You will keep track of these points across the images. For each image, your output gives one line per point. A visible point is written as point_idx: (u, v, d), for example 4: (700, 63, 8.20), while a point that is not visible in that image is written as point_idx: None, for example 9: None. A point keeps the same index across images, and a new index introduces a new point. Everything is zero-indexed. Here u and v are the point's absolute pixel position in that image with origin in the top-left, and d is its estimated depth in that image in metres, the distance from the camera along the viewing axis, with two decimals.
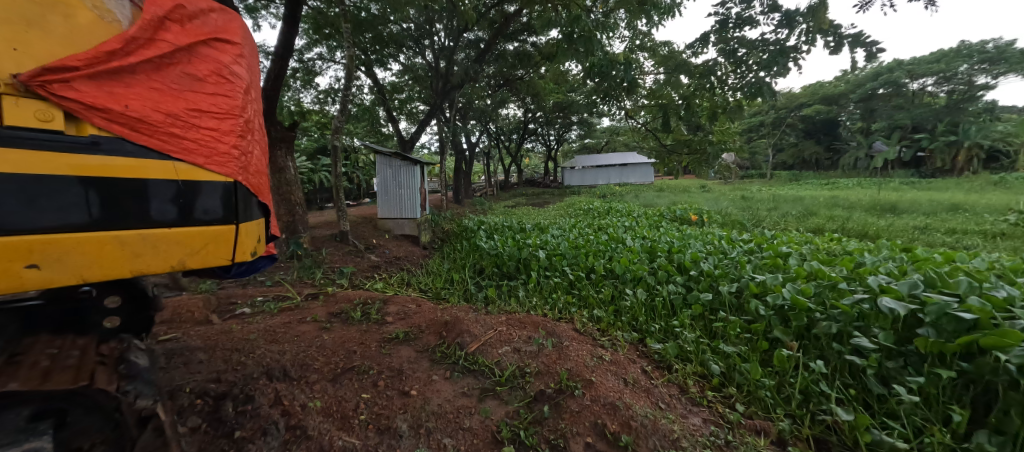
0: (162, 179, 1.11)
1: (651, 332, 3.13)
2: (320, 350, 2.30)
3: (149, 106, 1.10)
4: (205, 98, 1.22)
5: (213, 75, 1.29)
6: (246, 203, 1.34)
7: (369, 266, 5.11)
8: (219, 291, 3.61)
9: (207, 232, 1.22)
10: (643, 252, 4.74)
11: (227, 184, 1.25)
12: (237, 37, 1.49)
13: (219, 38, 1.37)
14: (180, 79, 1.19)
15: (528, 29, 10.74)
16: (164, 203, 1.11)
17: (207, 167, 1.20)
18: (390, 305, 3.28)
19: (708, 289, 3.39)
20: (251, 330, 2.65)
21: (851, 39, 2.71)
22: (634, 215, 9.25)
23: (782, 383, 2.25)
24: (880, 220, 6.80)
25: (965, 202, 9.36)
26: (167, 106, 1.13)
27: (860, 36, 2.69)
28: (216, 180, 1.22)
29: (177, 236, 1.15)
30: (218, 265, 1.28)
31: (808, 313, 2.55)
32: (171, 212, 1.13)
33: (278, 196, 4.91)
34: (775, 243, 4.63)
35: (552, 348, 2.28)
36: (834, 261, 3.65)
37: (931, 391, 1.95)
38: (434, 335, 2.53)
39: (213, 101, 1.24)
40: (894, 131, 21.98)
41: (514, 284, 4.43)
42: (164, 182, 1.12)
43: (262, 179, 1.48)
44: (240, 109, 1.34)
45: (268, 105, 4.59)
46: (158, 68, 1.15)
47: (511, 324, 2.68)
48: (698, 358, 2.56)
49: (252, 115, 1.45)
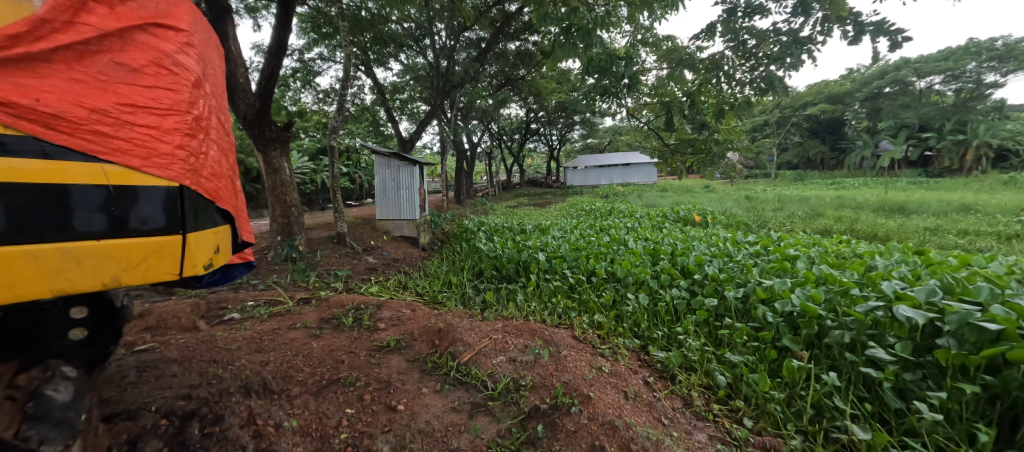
0: (89, 185, 1.00)
1: (654, 339, 3.02)
2: (306, 359, 2.20)
3: (69, 100, 1.01)
4: (141, 91, 1.18)
5: (151, 66, 1.24)
6: (195, 210, 1.25)
7: (366, 269, 5.02)
8: (210, 295, 3.52)
9: (147, 244, 1.11)
10: (645, 254, 4.62)
11: (169, 188, 1.17)
12: (179, 24, 1.44)
13: (157, 23, 1.33)
14: (108, 70, 1.13)
15: (529, 28, 10.65)
16: (92, 212, 0.99)
17: (144, 170, 1.11)
18: (383, 310, 3.18)
19: (713, 293, 3.28)
20: (238, 337, 2.55)
21: (871, 28, 2.58)
22: (637, 215, 9.12)
23: (792, 396, 2.13)
24: (889, 221, 6.64)
25: (975, 202, 9.19)
26: (92, 101, 1.05)
27: (883, 24, 2.54)
28: (155, 184, 1.14)
29: (109, 250, 1.03)
30: (162, 280, 1.17)
31: (818, 320, 2.44)
32: (100, 222, 1.01)
33: (273, 197, 4.81)
34: (782, 245, 4.50)
35: (550, 358, 2.17)
36: (844, 265, 3.52)
37: (953, 407, 1.83)
38: (427, 343, 2.43)
39: (152, 95, 1.20)
40: (900, 131, 21.71)
41: (512, 288, 4.32)
42: (90, 187, 1.00)
43: (215, 182, 1.42)
44: (185, 104, 1.31)
45: (262, 104, 4.50)
46: (81, 57, 1.07)
47: (508, 331, 2.57)
48: (702, 368, 2.44)
49: (200, 109, 1.41)
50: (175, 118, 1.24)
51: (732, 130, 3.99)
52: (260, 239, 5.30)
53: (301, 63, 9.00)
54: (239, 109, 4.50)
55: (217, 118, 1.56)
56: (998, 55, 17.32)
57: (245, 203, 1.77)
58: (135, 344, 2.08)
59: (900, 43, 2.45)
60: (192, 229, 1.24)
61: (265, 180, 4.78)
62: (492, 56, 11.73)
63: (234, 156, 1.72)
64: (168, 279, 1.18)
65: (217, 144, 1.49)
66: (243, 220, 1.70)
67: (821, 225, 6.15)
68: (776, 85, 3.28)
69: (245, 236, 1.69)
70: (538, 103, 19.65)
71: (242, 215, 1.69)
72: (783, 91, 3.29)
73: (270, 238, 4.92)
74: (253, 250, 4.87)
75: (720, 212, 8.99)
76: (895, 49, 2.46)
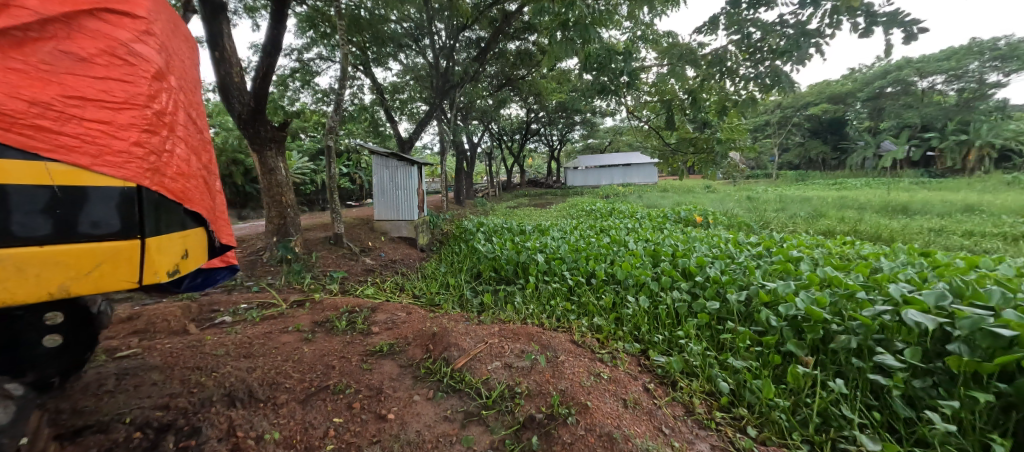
0: (30, 185, 0.93)
1: (655, 343, 2.96)
2: (296, 365, 2.14)
3: (5, 91, 0.95)
4: (90, 82, 1.12)
5: (104, 55, 1.18)
6: (157, 212, 1.19)
7: (363, 270, 4.96)
8: (202, 297, 3.46)
9: (100, 249, 1.04)
10: (646, 256, 4.55)
11: (126, 189, 1.10)
12: (138, 11, 1.37)
13: (111, 10, 1.26)
14: (51, 59, 1.06)
15: (529, 28, 10.58)
16: (34, 215, 0.93)
17: (96, 169, 1.05)
18: (378, 313, 3.12)
19: (714, 296, 3.22)
20: (228, 341, 2.49)
21: (885, 19, 2.50)
22: (638, 215, 9.05)
23: (797, 404, 2.06)
24: (893, 222, 6.56)
25: (979, 202, 9.10)
26: (32, 93, 0.99)
27: (896, 15, 2.46)
28: (109, 185, 1.07)
29: (54, 256, 0.97)
30: (117, 289, 1.11)
31: (824, 324, 2.37)
32: (42, 227, 0.95)
33: (269, 197, 4.75)
34: (785, 247, 4.43)
35: (546, 364, 2.10)
36: (848, 267, 3.45)
37: (965, 416, 1.76)
38: (421, 348, 2.36)
39: (102, 87, 1.14)
40: (902, 131, 21.59)
41: (511, 289, 4.25)
42: (32, 188, 0.94)
43: (182, 181, 1.36)
44: (142, 97, 1.24)
45: (256, 104, 4.44)
46: (21, 43, 1.01)
47: (504, 335, 2.50)
48: (704, 373, 2.38)
49: (163, 102, 1.35)
50: (131, 112, 1.18)
51: (734, 128, 3.91)
52: (256, 240, 5.24)
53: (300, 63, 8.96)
54: (233, 108, 4.44)
55: (185, 113, 1.50)
56: (1001, 55, 17.22)
57: (221, 203, 1.72)
58: (118, 350, 2.01)
59: (915, 35, 2.36)
60: (154, 233, 1.18)
61: (261, 180, 4.71)
62: (492, 56, 11.67)
63: (207, 154, 1.66)
64: (126, 287, 1.13)
65: (184, 140, 1.44)
66: (220, 220, 1.64)
67: (824, 226, 6.08)
68: (782, 81, 3.15)
69: (222, 238, 1.64)
70: (538, 103, 19.59)
71: (218, 215, 1.64)
72: (790, 88, 3.15)
73: (266, 240, 4.86)
74: (249, 252, 4.81)
75: (722, 212, 8.91)
76: (910, 41, 2.37)
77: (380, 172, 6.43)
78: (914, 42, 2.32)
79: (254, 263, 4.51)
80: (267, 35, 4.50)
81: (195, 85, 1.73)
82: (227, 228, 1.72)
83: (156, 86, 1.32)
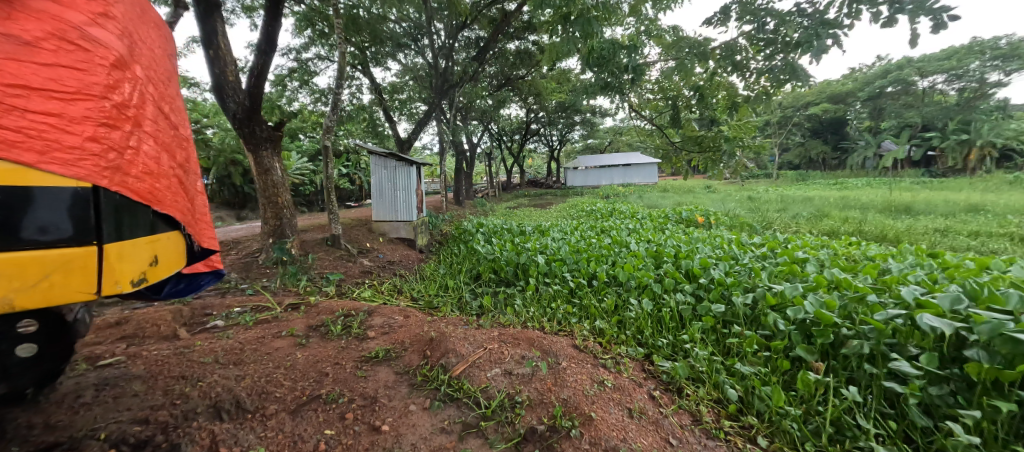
0: None
1: (659, 348, 2.88)
2: (288, 372, 2.06)
3: None
4: (37, 69, 1.03)
5: (53, 40, 1.09)
6: (118, 213, 1.11)
7: (360, 272, 4.88)
8: (195, 300, 3.38)
9: (50, 258, 0.93)
10: (648, 257, 4.48)
11: (79, 188, 1.00)
12: None
13: None
14: None
15: (529, 27, 10.51)
16: None
17: (42, 166, 0.94)
18: (374, 317, 3.04)
19: (719, 298, 3.15)
20: (218, 346, 2.41)
21: (911, 7, 2.42)
22: (639, 216, 8.98)
23: (809, 412, 1.99)
24: (897, 222, 6.49)
25: (981, 202, 9.03)
26: None
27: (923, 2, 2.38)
28: (59, 183, 0.96)
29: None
30: (73, 301, 1.00)
31: (833, 328, 2.29)
32: None
33: (264, 198, 4.67)
34: (789, 247, 4.35)
35: (548, 371, 2.03)
36: (856, 269, 3.38)
37: (987, 426, 1.68)
38: (417, 354, 2.29)
39: (50, 74, 1.05)
40: (903, 130, 21.55)
41: (511, 292, 4.18)
42: None
43: (150, 181, 1.29)
44: (99, 87, 1.16)
45: (251, 102, 4.38)
46: None
47: (505, 340, 2.42)
48: (711, 380, 2.30)
49: (126, 93, 1.27)
50: (84, 104, 1.10)
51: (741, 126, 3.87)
52: (252, 241, 5.16)
53: (298, 63, 8.90)
54: (228, 107, 4.37)
55: (153, 107, 1.42)
56: (1002, 54, 17.16)
57: (200, 204, 1.65)
58: (101, 357, 1.93)
59: (945, 23, 2.27)
60: (114, 237, 1.08)
61: (257, 181, 4.64)
62: (492, 56, 11.61)
63: (183, 151, 1.59)
64: (83, 299, 1.02)
65: (151, 136, 1.36)
66: (198, 222, 1.57)
67: (828, 227, 6.00)
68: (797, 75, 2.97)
69: (201, 240, 1.57)
70: (538, 103, 19.53)
71: (196, 217, 1.57)
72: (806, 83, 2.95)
73: (262, 241, 4.78)
74: (244, 253, 4.73)
75: (723, 212, 8.84)
76: (940, 29, 2.27)
77: (379, 173, 6.35)
78: (944, 29, 2.23)
79: (250, 265, 4.43)
80: (261, 33, 4.44)
81: (168, 79, 1.65)
82: (207, 229, 1.66)
83: (116, 77, 1.24)
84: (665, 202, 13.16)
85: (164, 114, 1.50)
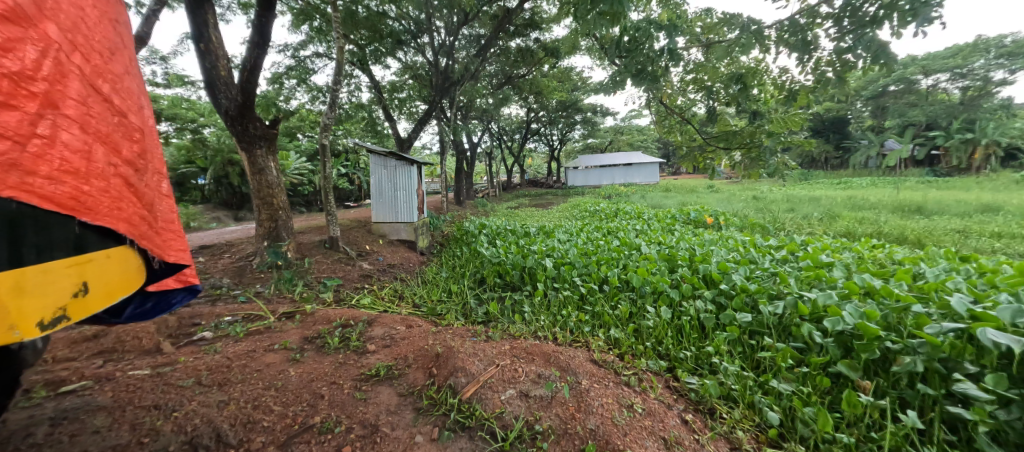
0: None
1: (681, 361, 2.68)
2: (278, 394, 1.86)
3: None
4: None
5: None
6: (17, 228, 0.82)
7: (359, 276, 4.66)
8: (183, 309, 3.17)
9: None
10: (661, 260, 4.26)
11: None
12: None
13: None
14: None
15: (531, 24, 10.29)
16: None
17: None
18: (375, 327, 2.83)
19: (742, 306, 2.96)
20: (204, 362, 2.20)
21: None
22: (645, 216, 8.79)
23: (858, 438, 1.81)
24: (912, 223, 6.31)
25: (994, 202, 8.85)
26: None
27: None
28: None
29: None
30: None
31: (877, 342, 2.11)
32: None
33: (259, 199, 4.45)
34: (810, 250, 4.13)
35: (570, 394, 1.84)
36: (887, 275, 3.17)
37: None
38: (423, 371, 2.08)
39: None
40: (907, 129, 21.36)
41: (518, 298, 3.97)
42: None
43: (69, 180, 0.95)
44: None
45: (244, 98, 4.16)
46: None
47: (517, 356, 2.23)
48: (746, 399, 2.12)
49: (35, 59, 0.93)
50: None
51: (787, 119, 3.07)
52: (247, 244, 4.94)
53: (296, 60, 8.68)
54: (220, 104, 4.14)
55: (86, 80, 1.09)
56: (1008, 52, 16.96)
57: (161, 205, 1.34)
58: (65, 382, 1.73)
59: None
60: (13, 263, 0.82)
61: (251, 181, 4.42)
62: (493, 53, 11.37)
63: (135, 140, 1.25)
64: None
65: (75, 120, 1.02)
66: (157, 230, 1.28)
67: (843, 228, 5.80)
68: (884, 58, 2.35)
69: (162, 254, 1.28)
70: (538, 102, 19.33)
71: (154, 223, 1.27)
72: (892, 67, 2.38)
73: (256, 244, 4.56)
74: (238, 256, 4.51)
75: (731, 212, 8.65)
76: None
77: (378, 172, 6.15)
78: None
79: (244, 270, 4.20)
80: (254, 27, 4.22)
81: (117, 44, 1.29)
82: (172, 236, 1.36)
83: (8, 35, 0.88)
84: (668, 202, 13.01)
85: (108, 90, 1.17)
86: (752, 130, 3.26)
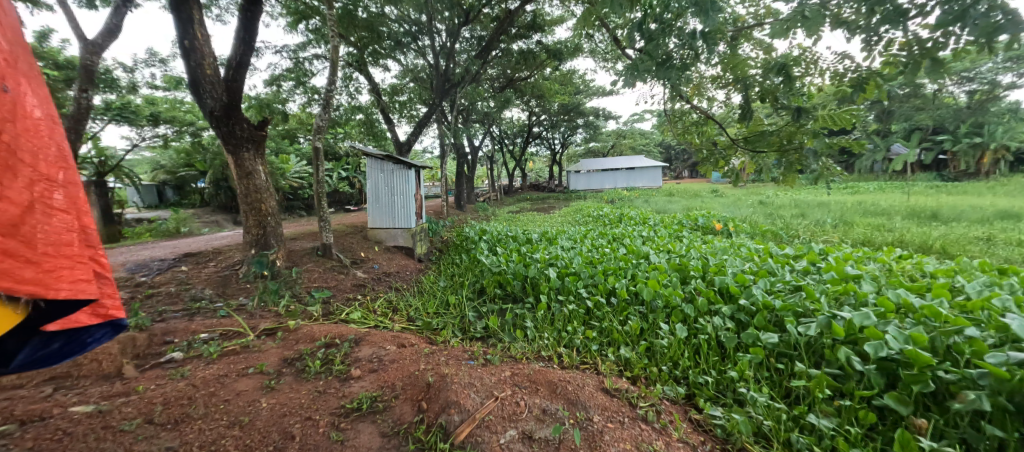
0: None
1: (702, 387, 2.41)
2: (240, 437, 1.63)
3: None
4: None
5: None
6: None
7: (352, 286, 4.41)
8: (157, 325, 2.92)
9: None
10: (671, 271, 4.00)
11: None
12: None
13: None
14: None
15: (533, 26, 10.06)
16: None
17: None
18: (362, 347, 2.58)
19: (766, 324, 2.70)
20: (165, 391, 1.96)
21: None
22: (650, 222, 8.53)
23: None
24: (932, 230, 6.01)
25: (1010, 207, 8.55)
26: None
27: None
28: None
29: None
30: None
31: (929, 372, 1.85)
32: None
33: (246, 205, 4.21)
34: (833, 261, 3.86)
35: (579, 441, 1.59)
36: (923, 289, 2.92)
37: None
38: (411, 404, 1.84)
39: None
40: (913, 133, 20.99)
41: (520, 312, 3.71)
42: None
43: None
44: None
45: (230, 98, 3.93)
46: None
47: (518, 385, 1.98)
48: (780, 437, 1.90)
49: None
50: None
51: (837, 116, 2.61)
52: (235, 251, 4.70)
53: (294, 62, 8.45)
54: (205, 104, 3.90)
55: None
56: None
57: (37, 222, 1.09)
58: None
59: None
60: None
61: (237, 185, 4.18)
62: (494, 55, 11.10)
63: None
64: None
65: None
66: (32, 259, 1.06)
67: (861, 235, 5.53)
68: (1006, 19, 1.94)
69: (41, 290, 1.06)
70: (539, 105, 19.11)
71: (18, 250, 1.04)
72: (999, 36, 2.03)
73: (244, 252, 4.32)
74: (224, 265, 4.26)
75: (740, 218, 8.36)
76: None
77: (375, 176, 5.92)
78: None
79: (229, 280, 3.95)
80: (239, 24, 4.01)
81: None
82: (64, 263, 1.13)
83: None
84: (673, 206, 12.76)
85: None
86: (792, 130, 2.82)
